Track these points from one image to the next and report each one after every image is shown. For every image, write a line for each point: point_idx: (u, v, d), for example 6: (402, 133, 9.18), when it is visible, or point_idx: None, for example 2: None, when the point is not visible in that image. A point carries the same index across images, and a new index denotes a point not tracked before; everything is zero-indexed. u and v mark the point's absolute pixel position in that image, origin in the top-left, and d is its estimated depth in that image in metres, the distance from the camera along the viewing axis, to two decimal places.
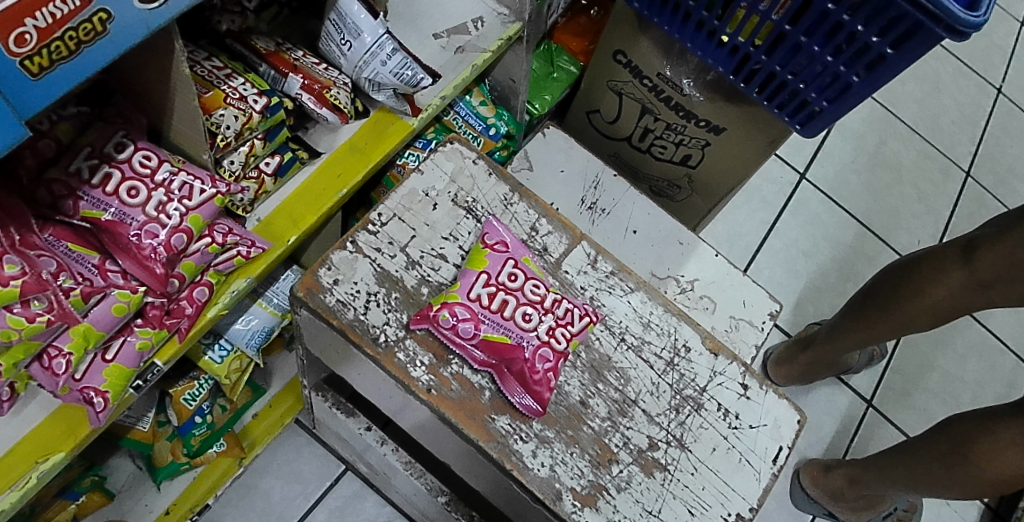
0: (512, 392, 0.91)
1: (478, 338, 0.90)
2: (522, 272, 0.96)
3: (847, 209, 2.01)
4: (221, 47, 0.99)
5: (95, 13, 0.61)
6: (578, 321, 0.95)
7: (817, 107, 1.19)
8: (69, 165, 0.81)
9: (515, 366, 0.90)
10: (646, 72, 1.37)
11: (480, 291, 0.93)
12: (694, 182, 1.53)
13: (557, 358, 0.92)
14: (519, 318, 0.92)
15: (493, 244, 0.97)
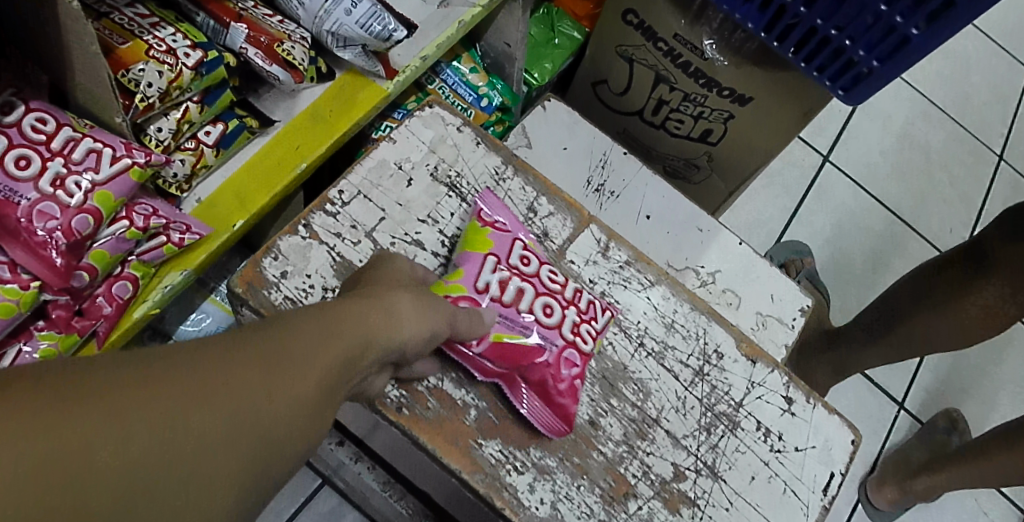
0: (530, 409, 0.75)
1: (489, 341, 0.73)
2: (535, 255, 0.81)
3: (874, 194, 1.83)
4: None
5: None
6: (604, 316, 0.80)
7: (865, 69, 1.01)
8: None
9: (534, 374, 0.75)
10: (661, 34, 1.19)
11: (489, 280, 0.77)
12: (714, 161, 1.35)
13: (582, 360, 0.77)
14: (539, 312, 0.77)
15: (500, 224, 0.81)
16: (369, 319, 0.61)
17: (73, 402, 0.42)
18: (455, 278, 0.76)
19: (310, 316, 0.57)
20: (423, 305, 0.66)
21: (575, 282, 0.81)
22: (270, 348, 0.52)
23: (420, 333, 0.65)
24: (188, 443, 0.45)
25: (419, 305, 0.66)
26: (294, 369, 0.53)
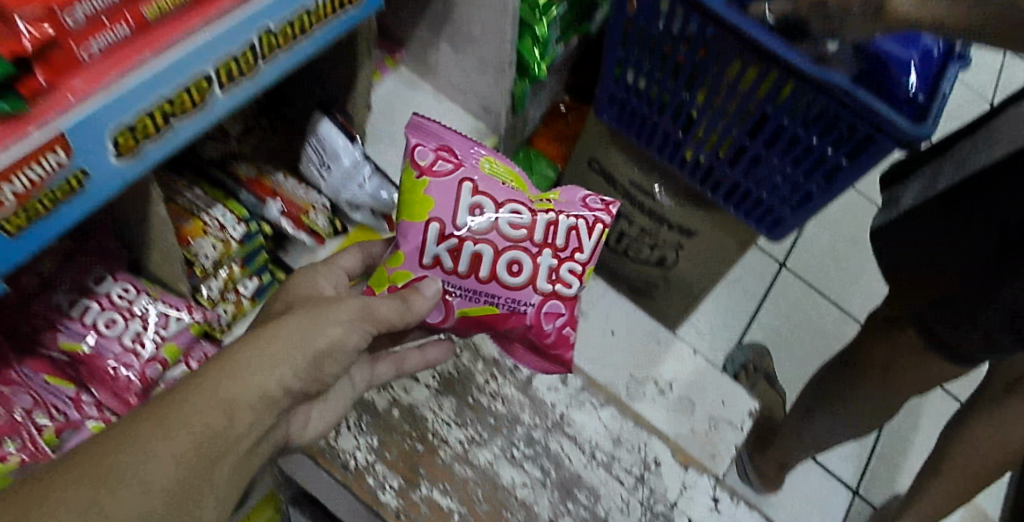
0: (528, 362, 1.00)
1: (455, 313, 0.92)
2: (483, 196, 0.87)
3: (828, 295, 2.03)
4: (204, 173, 1.03)
5: (74, 173, 0.66)
6: (586, 239, 0.90)
7: (780, 215, 1.23)
8: (49, 300, 0.87)
9: (518, 331, 0.92)
10: (619, 179, 1.42)
11: (434, 252, 0.87)
12: (670, 281, 1.56)
13: (565, 304, 0.91)
14: (502, 273, 0.88)
15: (433, 168, 0.87)
16: (258, 353, 0.71)
17: (89, 457, 0.62)
18: (398, 266, 0.88)
19: (198, 375, 0.69)
20: (313, 323, 0.75)
21: (546, 213, 0.89)
22: (158, 417, 0.65)
23: (321, 350, 0.74)
24: (183, 451, 0.64)
25: (308, 323, 0.75)
26: (178, 432, 0.64)
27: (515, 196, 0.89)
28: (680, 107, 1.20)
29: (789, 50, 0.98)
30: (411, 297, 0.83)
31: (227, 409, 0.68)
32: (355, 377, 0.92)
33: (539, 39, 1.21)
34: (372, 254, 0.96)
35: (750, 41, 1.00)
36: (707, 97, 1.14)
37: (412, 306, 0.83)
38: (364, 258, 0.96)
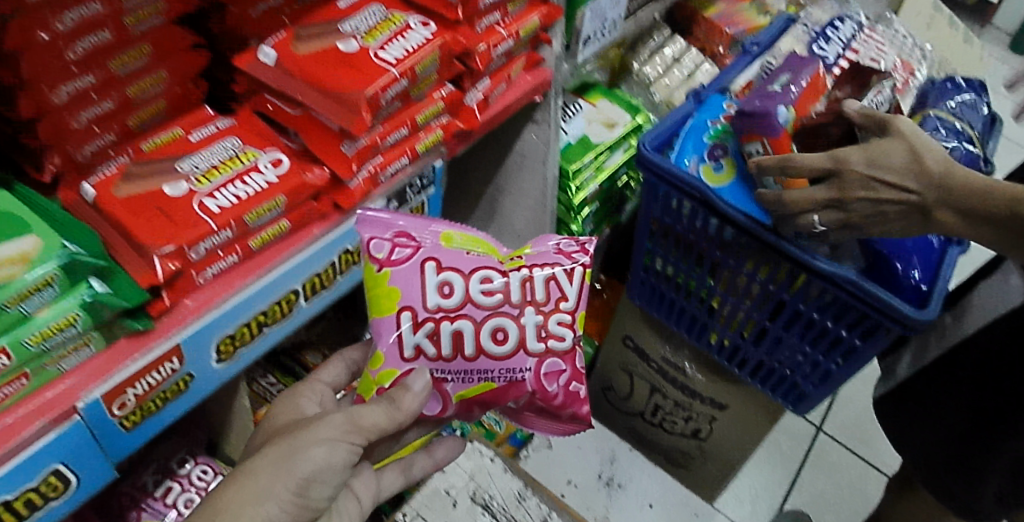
0: (542, 428, 0.96)
1: (453, 400, 0.89)
2: (451, 272, 0.86)
3: (873, 458, 2.00)
4: (279, 362, 1.21)
5: (182, 377, 0.80)
6: (569, 286, 0.89)
7: (805, 390, 1.29)
8: (138, 480, 1.05)
9: (524, 399, 0.89)
10: (652, 355, 1.52)
11: (415, 342, 0.86)
12: (706, 452, 1.60)
13: (564, 360, 0.89)
14: (488, 344, 0.86)
15: (393, 259, 0.86)
16: (245, 493, 0.73)
17: None
18: (382, 365, 0.86)
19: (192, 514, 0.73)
20: (295, 454, 0.75)
21: (517, 271, 0.88)
22: None
23: (305, 485, 0.75)
24: None
25: (284, 459, 0.75)
26: None
27: (483, 263, 0.88)
28: (700, 293, 1.31)
29: (792, 244, 1.08)
30: (398, 397, 0.81)
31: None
32: (359, 494, 0.90)
33: (576, 235, 1.37)
34: (353, 361, 1.02)
35: (760, 237, 1.10)
36: (726, 285, 1.26)
37: (401, 406, 0.80)
38: (348, 369, 1.02)
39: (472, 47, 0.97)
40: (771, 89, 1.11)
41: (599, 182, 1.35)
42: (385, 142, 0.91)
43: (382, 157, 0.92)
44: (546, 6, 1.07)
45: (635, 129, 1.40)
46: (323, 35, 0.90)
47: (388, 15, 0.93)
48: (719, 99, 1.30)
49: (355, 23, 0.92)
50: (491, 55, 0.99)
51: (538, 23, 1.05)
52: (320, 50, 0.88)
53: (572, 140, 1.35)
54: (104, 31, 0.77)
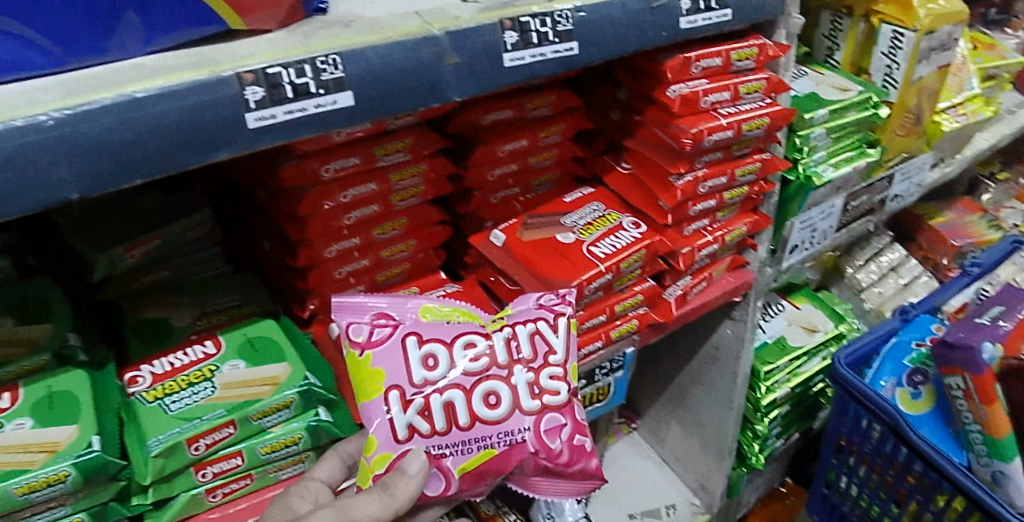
0: (556, 494, 0.80)
1: (457, 475, 0.75)
2: (435, 343, 0.76)
3: None
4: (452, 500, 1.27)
5: None
6: (555, 338, 0.79)
7: None
8: None
9: (527, 463, 0.77)
10: None
11: (407, 421, 0.74)
12: None
13: (563, 413, 0.78)
14: (479, 411, 0.75)
15: (373, 340, 0.75)
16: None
17: None
18: (376, 450, 0.74)
19: None
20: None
21: (500, 330, 0.78)
22: None
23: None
24: None
25: None
26: None
27: (466, 328, 0.78)
28: None
29: (943, 456, 1.04)
30: (394, 483, 0.71)
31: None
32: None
33: (760, 435, 1.35)
34: (349, 453, 0.85)
35: (935, 464, 1.05)
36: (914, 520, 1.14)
37: (396, 493, 0.70)
38: (344, 463, 0.85)
39: (677, 248, 1.06)
40: (978, 322, 1.04)
41: (791, 386, 1.33)
42: (583, 325, 1.00)
43: (579, 338, 1.01)
44: (755, 215, 1.15)
45: (838, 337, 1.37)
46: (546, 226, 1.03)
47: (605, 213, 1.06)
48: (928, 319, 1.26)
49: (576, 217, 1.04)
50: (695, 255, 1.08)
51: (745, 230, 1.14)
52: (541, 239, 1.01)
53: (769, 340, 1.35)
54: (373, 206, 0.93)
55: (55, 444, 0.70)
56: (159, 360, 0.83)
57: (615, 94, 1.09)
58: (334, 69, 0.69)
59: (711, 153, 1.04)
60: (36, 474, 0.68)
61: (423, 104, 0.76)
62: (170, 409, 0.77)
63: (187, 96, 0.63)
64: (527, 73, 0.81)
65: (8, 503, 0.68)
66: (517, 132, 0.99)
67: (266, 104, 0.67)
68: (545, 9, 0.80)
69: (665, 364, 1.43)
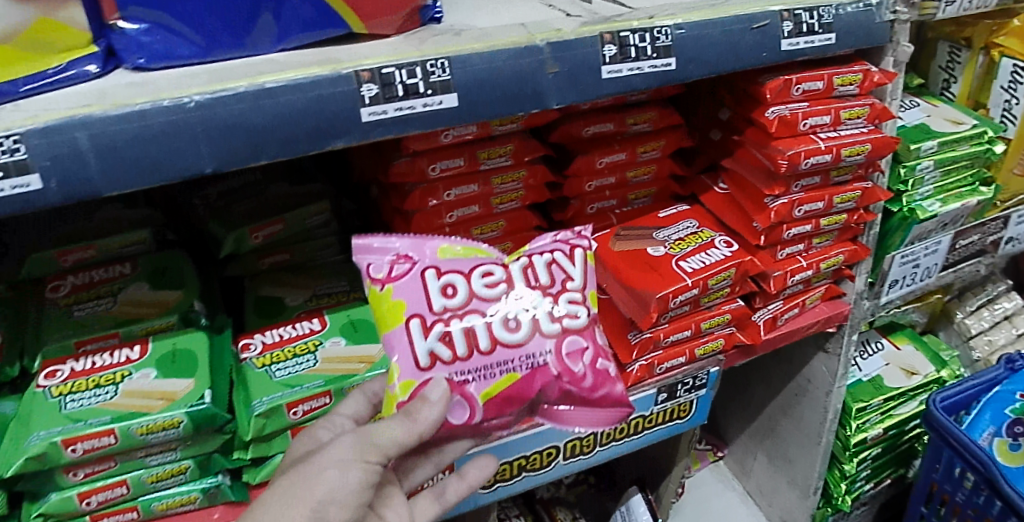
0: (583, 423, 0.75)
1: (481, 402, 0.69)
2: (454, 273, 0.71)
3: None
4: (532, 506, 1.30)
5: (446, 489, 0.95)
6: (574, 263, 0.74)
7: None
8: None
9: (552, 390, 0.71)
10: None
11: (427, 348, 0.68)
12: None
13: (584, 336, 0.72)
14: (502, 337, 0.70)
15: (393, 273, 0.70)
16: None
17: None
18: (398, 379, 0.69)
19: None
20: (304, 480, 0.60)
21: (517, 259, 0.73)
22: None
23: (324, 513, 0.60)
24: None
25: (293, 494, 0.60)
26: None
27: (485, 258, 0.73)
28: None
29: None
30: (417, 409, 0.64)
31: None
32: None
33: (846, 475, 1.31)
34: (376, 392, 0.79)
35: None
36: None
37: (419, 418, 0.63)
38: (369, 403, 0.79)
39: (768, 271, 1.05)
40: None
41: (884, 428, 1.29)
42: (667, 339, 1.00)
43: (661, 351, 1.01)
44: (853, 245, 1.12)
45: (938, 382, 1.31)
46: (639, 238, 1.03)
47: (698, 231, 1.05)
48: None
49: (669, 232, 1.04)
50: (787, 280, 1.07)
51: (842, 259, 1.10)
52: (633, 250, 1.01)
53: (864, 378, 1.30)
54: (474, 206, 0.98)
55: (173, 393, 0.79)
56: (270, 331, 0.90)
57: (717, 114, 1.10)
58: (443, 72, 0.75)
59: (809, 178, 1.03)
60: (154, 417, 0.76)
61: (523, 109, 0.80)
62: (277, 375, 0.84)
63: (311, 89, 0.70)
64: (624, 85, 0.84)
65: (129, 441, 0.76)
66: (616, 145, 1.02)
67: (379, 101, 0.73)
68: (646, 25, 0.83)
69: (756, 393, 1.41)
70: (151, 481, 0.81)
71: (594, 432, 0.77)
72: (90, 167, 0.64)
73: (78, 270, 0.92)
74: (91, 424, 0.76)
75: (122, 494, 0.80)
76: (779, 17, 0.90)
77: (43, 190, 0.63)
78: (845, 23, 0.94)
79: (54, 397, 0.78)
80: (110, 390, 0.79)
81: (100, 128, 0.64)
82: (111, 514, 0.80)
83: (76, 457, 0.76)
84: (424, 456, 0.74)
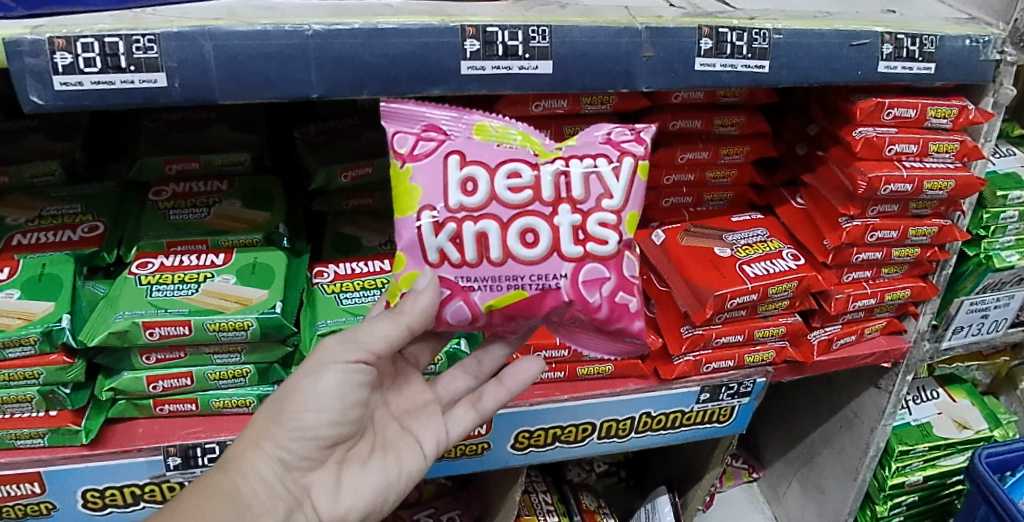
0: (595, 348, 0.81)
1: (484, 310, 0.74)
2: (477, 167, 0.72)
3: None
4: (560, 487, 1.35)
5: (480, 443, 0.99)
6: (615, 182, 0.74)
7: None
8: (414, 514, 1.28)
9: (561, 311, 0.75)
10: None
11: (437, 245, 0.72)
12: None
13: (606, 266, 0.74)
14: (515, 250, 0.72)
15: (417, 154, 0.72)
16: (248, 437, 0.72)
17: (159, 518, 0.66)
18: (404, 268, 0.73)
19: (211, 475, 0.71)
20: (288, 389, 0.71)
21: (552, 164, 0.73)
22: (203, 494, 0.68)
23: (303, 419, 0.71)
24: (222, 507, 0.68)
25: (279, 401, 0.72)
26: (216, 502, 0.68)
27: (515, 155, 0.73)
28: None
29: None
30: (406, 302, 0.69)
31: (236, 503, 0.69)
32: (421, 437, 0.81)
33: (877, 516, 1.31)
34: None
35: None
36: None
37: (404, 310, 0.69)
38: None
39: (830, 291, 1.04)
40: None
41: (924, 476, 1.27)
42: (718, 339, 1.01)
43: (711, 351, 1.02)
44: (922, 282, 1.09)
45: (989, 440, 1.27)
46: (708, 237, 1.05)
47: (767, 240, 1.06)
48: None
49: (738, 236, 1.05)
50: (849, 304, 1.05)
51: (908, 294, 1.09)
52: (699, 247, 1.03)
53: (912, 422, 1.28)
54: None
55: (248, 298, 0.85)
56: (343, 264, 0.96)
57: (806, 129, 1.10)
58: (543, 39, 0.78)
59: (886, 204, 1.02)
60: (227, 317, 0.83)
61: (612, 86, 0.83)
62: (343, 302, 0.90)
63: (419, 35, 0.74)
64: (714, 80, 0.86)
65: (201, 334, 0.83)
66: (700, 143, 1.04)
67: (479, 57, 0.77)
68: (746, 25, 0.85)
69: (802, 418, 1.39)
70: (214, 378, 0.87)
71: (606, 356, 0.82)
72: (211, 75, 0.70)
73: (180, 180, 1.00)
74: (170, 312, 0.82)
75: (186, 384, 0.87)
76: (880, 38, 0.90)
77: (167, 89, 0.70)
78: (948, 54, 0.93)
79: (143, 285, 0.86)
80: (192, 286, 0.85)
81: (224, 40, 0.69)
82: (173, 401, 0.88)
83: (153, 340, 0.83)
84: (462, 369, 0.84)
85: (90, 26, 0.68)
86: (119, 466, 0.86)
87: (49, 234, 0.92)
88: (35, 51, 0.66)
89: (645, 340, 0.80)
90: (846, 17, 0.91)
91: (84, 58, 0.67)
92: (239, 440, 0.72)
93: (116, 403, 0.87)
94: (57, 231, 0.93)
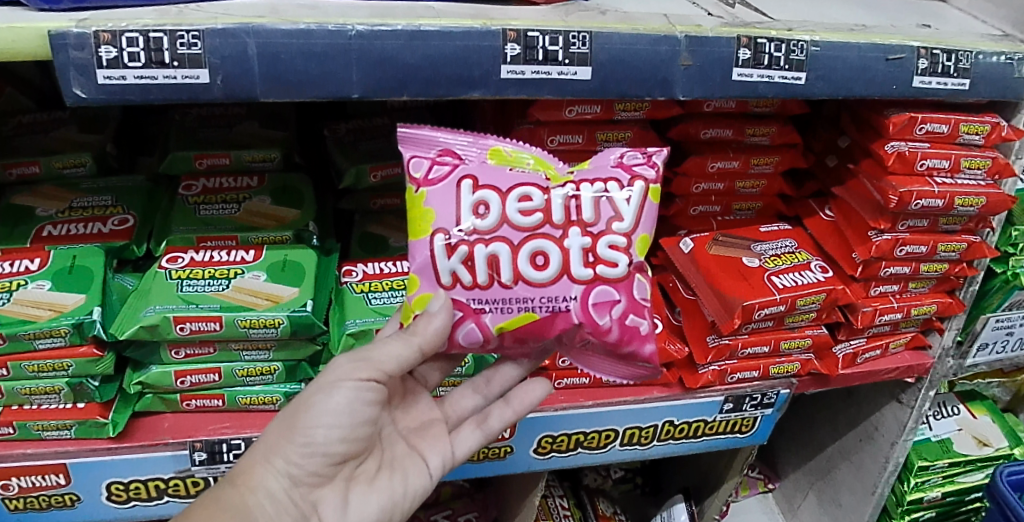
0: (607, 372, 0.80)
1: (496, 333, 0.73)
2: (489, 190, 0.72)
3: None
4: (576, 491, 1.35)
5: (504, 446, 0.99)
6: (626, 205, 0.73)
7: None
8: (430, 514, 1.28)
9: (571, 334, 0.74)
10: None
11: (450, 268, 0.71)
12: None
13: (617, 288, 0.73)
14: (525, 273, 0.72)
15: (431, 176, 0.72)
16: (258, 453, 0.71)
17: None
18: (417, 290, 0.73)
19: (219, 490, 0.70)
20: (299, 407, 0.71)
21: (563, 187, 0.73)
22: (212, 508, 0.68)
23: (312, 436, 0.71)
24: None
25: (288, 417, 0.71)
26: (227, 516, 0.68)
27: (527, 179, 0.73)
28: None
29: None
30: (420, 323, 0.69)
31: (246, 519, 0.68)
32: (428, 456, 0.81)
33: None
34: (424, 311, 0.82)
35: None
36: None
37: (418, 331, 0.68)
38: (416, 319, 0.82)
39: (857, 304, 1.04)
40: None
41: (943, 492, 1.27)
42: (744, 350, 1.01)
43: (737, 361, 1.02)
44: (949, 298, 1.09)
45: (1009, 458, 1.27)
46: (737, 248, 1.04)
47: (795, 251, 1.06)
48: None
49: (766, 247, 1.05)
50: (875, 318, 1.05)
51: (934, 310, 1.08)
52: (726, 257, 1.02)
53: (932, 437, 1.27)
54: None
55: (279, 296, 0.85)
56: (372, 264, 0.97)
57: (836, 141, 1.09)
58: (583, 45, 0.78)
59: (917, 219, 1.01)
60: (259, 314, 0.83)
61: (650, 95, 0.82)
62: (372, 302, 0.90)
63: (461, 38, 0.74)
64: (750, 90, 0.86)
65: (231, 330, 0.83)
66: (730, 152, 1.03)
67: (519, 61, 0.76)
68: (784, 35, 0.84)
69: (819, 431, 1.39)
70: (241, 375, 0.87)
71: (620, 378, 0.81)
72: (253, 71, 0.70)
73: (210, 175, 1.00)
74: (201, 308, 0.82)
75: (213, 380, 0.87)
76: (915, 53, 0.89)
77: (209, 85, 0.70)
78: (983, 71, 0.92)
79: (174, 279, 0.86)
80: (223, 282, 0.85)
81: (269, 38, 0.69)
82: (200, 397, 0.88)
83: (183, 335, 0.83)
84: (471, 387, 0.84)
85: (135, 21, 0.68)
86: (145, 459, 0.86)
87: (79, 226, 0.92)
88: (80, 45, 0.66)
89: (658, 363, 0.79)
90: (882, 31, 0.91)
91: (128, 52, 0.67)
92: (248, 456, 0.72)
93: (143, 397, 0.88)
94: (87, 223, 0.93)
